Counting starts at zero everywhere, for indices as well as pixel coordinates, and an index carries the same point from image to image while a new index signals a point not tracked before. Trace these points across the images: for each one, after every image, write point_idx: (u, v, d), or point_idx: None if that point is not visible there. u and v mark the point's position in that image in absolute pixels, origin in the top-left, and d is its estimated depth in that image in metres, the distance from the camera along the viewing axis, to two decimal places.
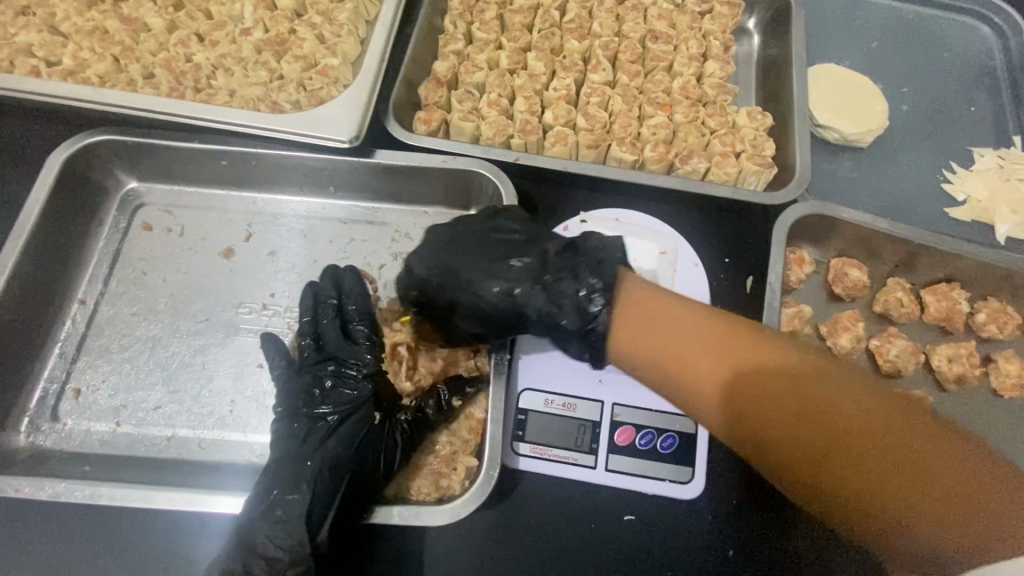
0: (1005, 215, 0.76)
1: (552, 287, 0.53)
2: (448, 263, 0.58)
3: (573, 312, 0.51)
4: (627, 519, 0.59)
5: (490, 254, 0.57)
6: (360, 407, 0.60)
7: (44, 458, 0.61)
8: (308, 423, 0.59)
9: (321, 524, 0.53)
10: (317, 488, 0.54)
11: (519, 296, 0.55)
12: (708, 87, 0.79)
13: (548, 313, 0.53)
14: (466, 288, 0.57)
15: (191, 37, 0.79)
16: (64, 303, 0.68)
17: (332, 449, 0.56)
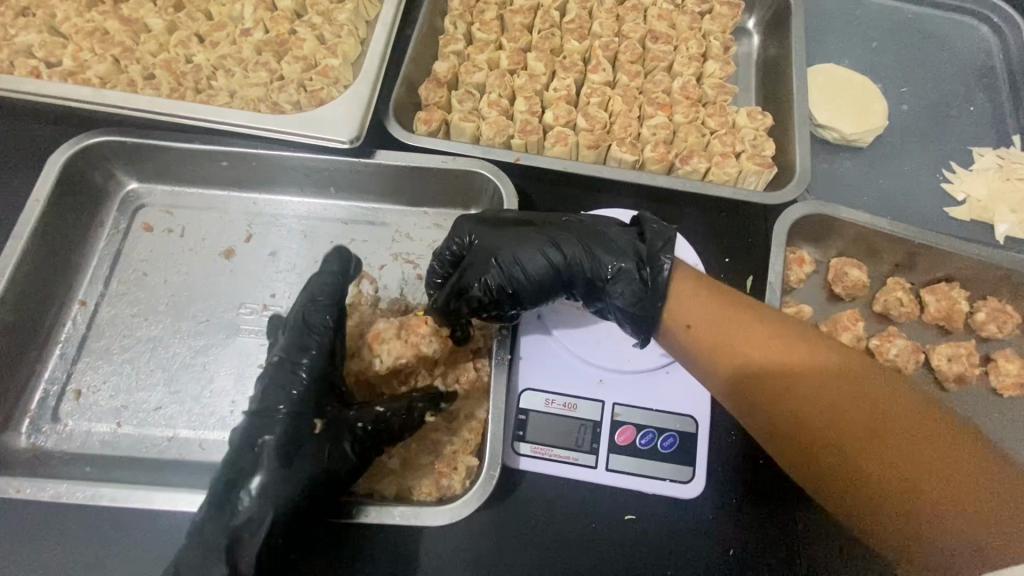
0: (1004, 214, 0.76)
1: (608, 238, 0.57)
2: (496, 227, 0.59)
3: (630, 250, 0.56)
4: (628, 519, 0.59)
5: (539, 222, 0.60)
6: (300, 415, 0.54)
7: (45, 458, 0.61)
8: (247, 428, 0.54)
9: (250, 548, 0.50)
10: (245, 506, 0.51)
11: (575, 249, 0.56)
12: (708, 88, 0.79)
13: (604, 256, 0.56)
14: (519, 240, 0.58)
15: (191, 38, 0.79)
16: (65, 304, 0.68)
17: (265, 467, 0.52)
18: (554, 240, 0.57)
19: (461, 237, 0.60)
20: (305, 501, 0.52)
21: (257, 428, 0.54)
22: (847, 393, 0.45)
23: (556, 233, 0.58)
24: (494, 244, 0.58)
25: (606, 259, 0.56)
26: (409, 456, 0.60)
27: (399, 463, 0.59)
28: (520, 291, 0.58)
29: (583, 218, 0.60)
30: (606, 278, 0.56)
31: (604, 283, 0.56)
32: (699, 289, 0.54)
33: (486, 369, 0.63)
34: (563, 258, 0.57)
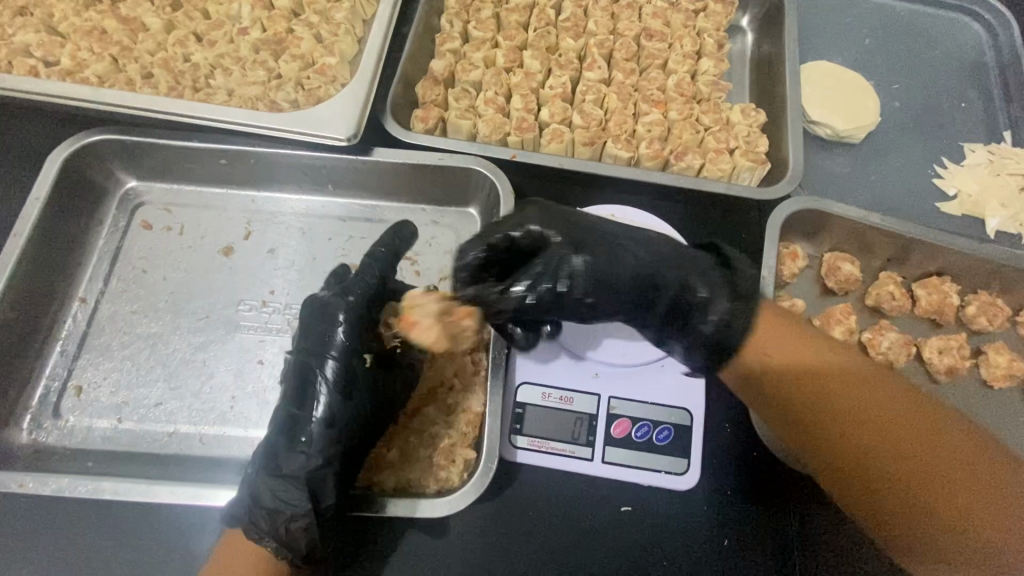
0: (994, 209, 0.77)
1: (694, 260, 0.56)
2: (575, 227, 0.56)
3: (723, 280, 0.55)
4: (624, 510, 0.60)
5: (614, 232, 0.57)
6: (355, 351, 0.59)
7: (47, 454, 0.61)
8: (301, 366, 0.57)
9: (326, 484, 0.54)
10: (315, 441, 0.54)
11: (665, 274, 0.54)
12: (702, 85, 0.80)
13: (698, 279, 0.54)
14: (613, 257, 0.55)
15: (189, 37, 0.80)
16: (65, 301, 0.69)
17: (330, 400, 0.56)
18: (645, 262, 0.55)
19: (530, 228, 0.56)
20: (359, 439, 0.57)
21: (317, 367, 0.57)
22: (911, 427, 0.45)
23: (643, 254, 0.56)
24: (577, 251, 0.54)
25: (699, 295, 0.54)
26: (408, 449, 0.60)
27: (398, 457, 0.60)
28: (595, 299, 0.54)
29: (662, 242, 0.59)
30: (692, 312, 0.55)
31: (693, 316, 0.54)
32: (777, 317, 0.53)
33: (484, 363, 0.64)
34: (650, 277, 0.55)
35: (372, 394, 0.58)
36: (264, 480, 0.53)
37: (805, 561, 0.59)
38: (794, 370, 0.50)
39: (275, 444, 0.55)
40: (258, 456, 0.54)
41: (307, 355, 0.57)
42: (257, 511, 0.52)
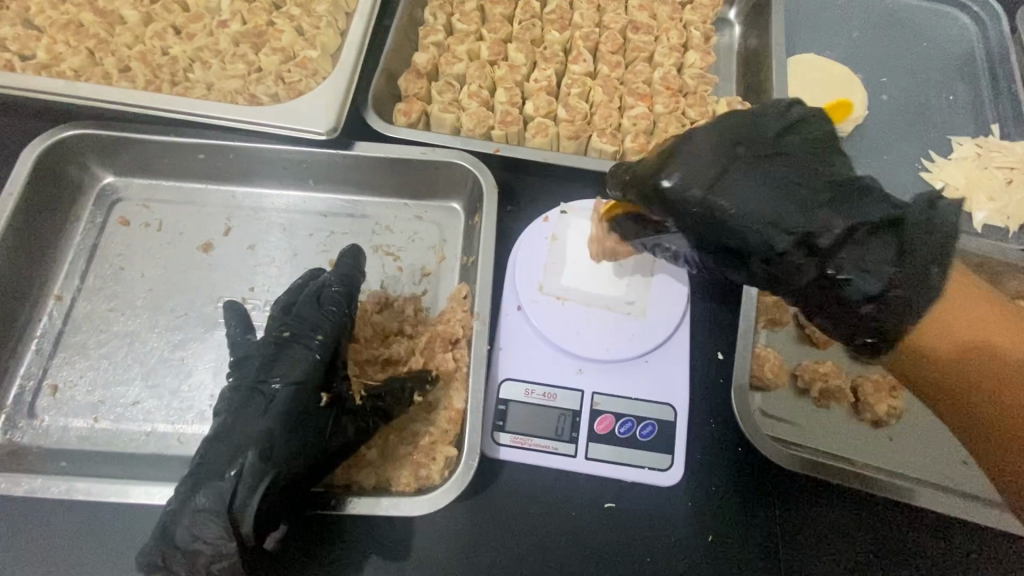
0: (982, 202, 0.76)
1: (858, 247, 0.48)
2: (732, 173, 0.49)
3: (873, 276, 0.48)
4: (608, 507, 0.59)
5: (775, 181, 0.49)
6: (307, 384, 0.56)
7: (22, 454, 0.60)
8: (247, 397, 0.56)
9: (247, 516, 0.50)
10: (246, 474, 0.51)
11: (796, 231, 0.48)
12: (688, 78, 0.79)
13: (851, 265, 0.48)
14: (747, 192, 0.49)
15: (167, 30, 0.78)
16: (40, 299, 0.67)
17: (265, 432, 0.53)
18: (785, 199, 0.48)
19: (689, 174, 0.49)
20: (298, 472, 0.52)
21: (260, 394, 0.56)
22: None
23: (770, 192, 0.48)
24: (730, 185, 0.48)
25: (854, 255, 0.48)
26: (389, 446, 0.60)
27: (379, 455, 0.59)
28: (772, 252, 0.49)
29: (805, 166, 0.50)
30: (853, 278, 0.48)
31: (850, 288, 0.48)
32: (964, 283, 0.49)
33: (466, 360, 0.63)
34: (799, 239, 0.48)
35: (315, 435, 0.54)
36: (184, 513, 0.50)
37: (788, 557, 0.58)
38: (990, 334, 0.47)
39: (201, 475, 0.52)
40: (182, 488, 0.52)
41: (256, 386, 0.56)
42: (173, 551, 0.50)
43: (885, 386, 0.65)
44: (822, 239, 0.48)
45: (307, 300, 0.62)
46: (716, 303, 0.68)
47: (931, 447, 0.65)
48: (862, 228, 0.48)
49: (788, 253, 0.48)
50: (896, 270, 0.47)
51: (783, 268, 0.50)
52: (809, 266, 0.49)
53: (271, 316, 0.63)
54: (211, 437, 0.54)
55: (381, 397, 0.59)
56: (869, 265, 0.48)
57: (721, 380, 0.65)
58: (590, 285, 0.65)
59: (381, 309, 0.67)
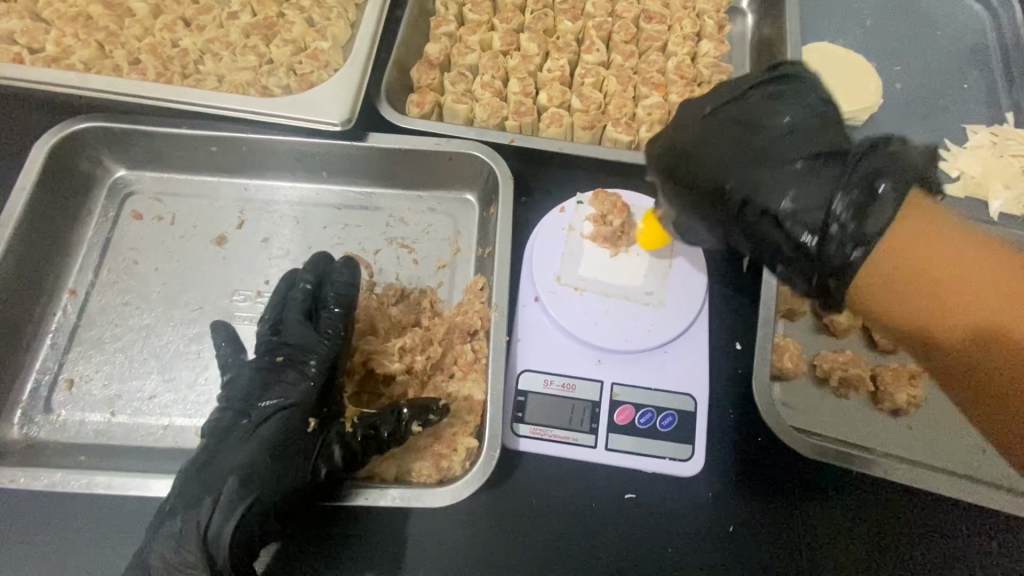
0: (998, 190, 0.76)
1: (816, 183, 0.49)
2: (703, 132, 0.56)
3: (814, 214, 0.48)
4: (628, 498, 0.59)
5: (740, 129, 0.54)
6: (296, 410, 0.57)
7: (39, 449, 0.60)
8: (232, 420, 0.56)
9: (221, 542, 0.51)
10: (222, 501, 0.51)
11: (742, 177, 0.52)
12: (702, 67, 0.78)
13: (798, 209, 0.49)
14: (714, 151, 0.54)
15: (177, 22, 0.78)
16: (55, 294, 0.67)
17: (246, 458, 0.53)
18: (744, 153, 0.53)
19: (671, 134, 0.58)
20: (281, 500, 0.52)
21: (242, 419, 0.56)
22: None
23: (730, 143, 0.54)
24: (697, 139, 0.55)
25: (789, 184, 0.50)
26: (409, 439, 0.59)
27: (400, 446, 0.59)
28: (729, 196, 0.53)
29: (764, 109, 0.55)
30: (790, 218, 0.49)
31: (784, 221, 0.49)
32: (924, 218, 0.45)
33: (484, 351, 0.63)
34: (741, 185, 0.52)
35: (299, 464, 0.54)
36: (155, 540, 0.50)
37: (810, 546, 0.58)
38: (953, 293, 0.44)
39: (178, 502, 0.52)
40: (161, 509, 0.52)
41: (243, 409, 0.57)
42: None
43: (904, 374, 0.65)
44: (765, 181, 0.51)
45: (296, 318, 0.61)
46: (734, 294, 0.68)
47: (953, 434, 0.64)
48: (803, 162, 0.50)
49: (733, 189, 0.52)
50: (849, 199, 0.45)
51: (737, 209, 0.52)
52: (750, 207, 0.52)
53: (262, 333, 0.62)
54: (193, 461, 0.54)
55: (377, 427, 0.56)
56: (803, 193, 0.49)
57: (740, 371, 0.65)
58: (607, 278, 0.65)
59: (397, 302, 0.67)
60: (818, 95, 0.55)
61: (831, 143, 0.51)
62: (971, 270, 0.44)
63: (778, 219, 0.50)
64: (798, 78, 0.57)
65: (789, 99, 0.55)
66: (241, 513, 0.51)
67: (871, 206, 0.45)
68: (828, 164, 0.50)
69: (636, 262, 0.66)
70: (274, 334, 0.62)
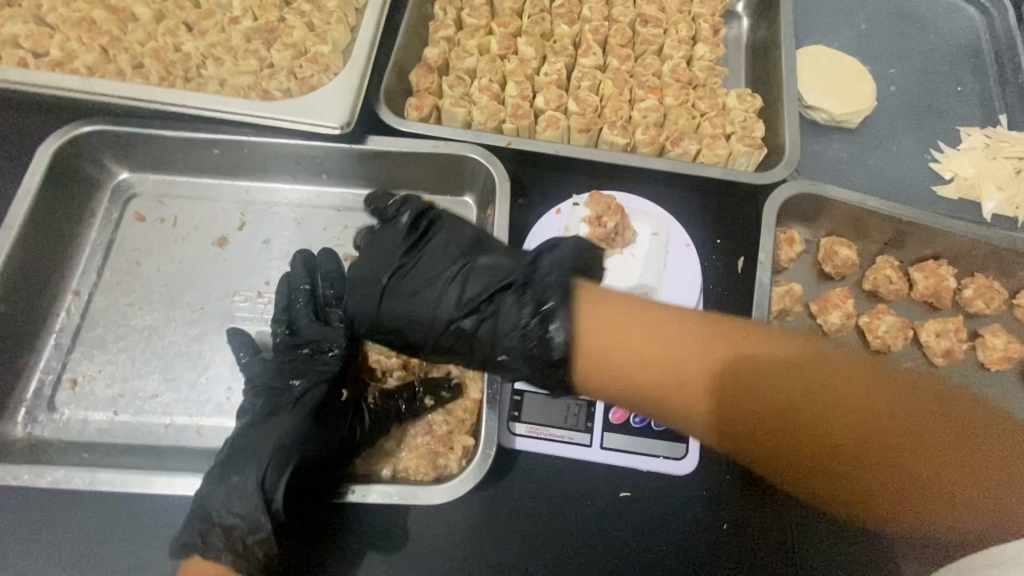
0: (991, 192, 0.76)
1: (497, 312, 0.56)
2: (359, 273, 0.60)
3: (517, 336, 0.53)
4: (623, 496, 0.60)
5: (416, 271, 0.60)
6: (333, 379, 0.60)
7: (44, 447, 0.61)
8: (277, 390, 0.60)
9: (279, 492, 0.54)
10: (279, 455, 0.55)
11: (441, 313, 0.57)
12: (698, 70, 0.79)
13: (500, 336, 0.55)
14: (399, 292, 0.59)
15: (180, 27, 0.79)
16: (58, 295, 0.68)
17: (296, 417, 0.57)
18: (423, 282, 0.59)
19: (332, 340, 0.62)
20: (328, 454, 0.57)
21: (287, 387, 0.60)
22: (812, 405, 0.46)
23: (418, 296, 0.58)
24: (387, 298, 0.59)
25: (501, 320, 0.55)
26: (406, 435, 0.61)
27: (395, 443, 0.60)
28: (437, 332, 0.57)
29: (433, 254, 0.60)
30: (489, 344, 0.56)
31: (492, 333, 0.55)
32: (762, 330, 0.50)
33: None
34: (460, 320, 0.57)
35: (338, 427, 0.58)
36: (213, 493, 0.54)
37: (803, 544, 0.59)
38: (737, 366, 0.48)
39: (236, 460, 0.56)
40: (214, 469, 0.55)
41: (281, 383, 0.60)
42: (206, 527, 0.53)
43: None
44: (466, 321, 0.57)
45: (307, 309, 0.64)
46: (727, 296, 0.69)
47: None
48: (462, 300, 0.57)
49: (432, 331, 0.57)
50: (511, 336, 0.54)
51: (445, 339, 0.57)
52: (478, 347, 0.57)
53: (275, 337, 0.64)
54: (245, 425, 0.58)
55: (395, 398, 0.62)
56: (497, 326, 0.55)
57: None
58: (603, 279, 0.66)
59: None
60: (465, 231, 0.62)
61: (482, 284, 0.57)
62: (675, 356, 0.49)
63: (515, 338, 0.53)
64: (439, 216, 0.63)
65: (445, 245, 0.61)
66: (296, 463, 0.55)
67: (568, 311, 0.51)
68: (493, 302, 0.56)
69: (631, 262, 0.67)
70: (288, 335, 0.64)
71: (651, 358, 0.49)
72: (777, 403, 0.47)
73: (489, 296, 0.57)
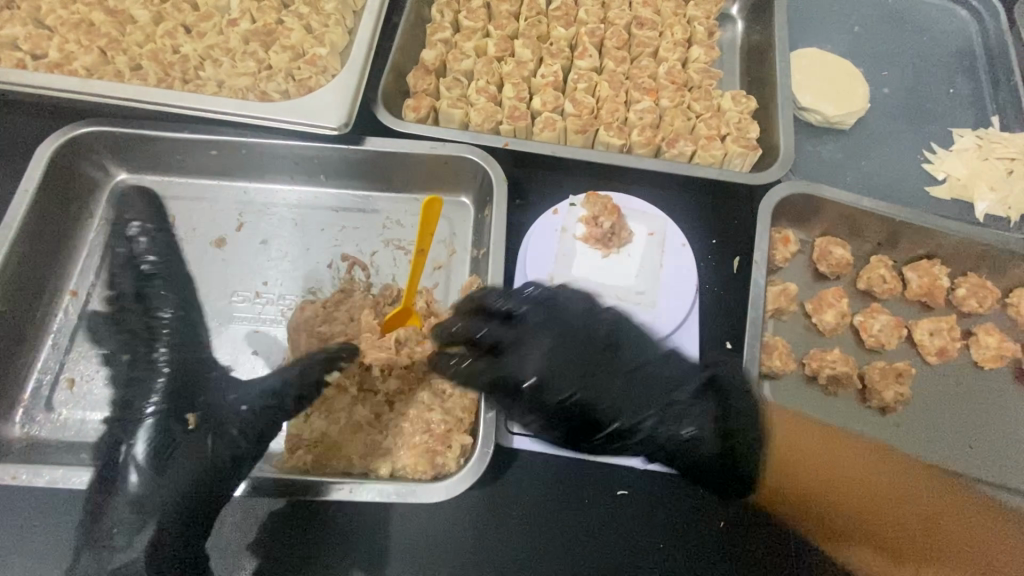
0: (984, 192, 0.77)
1: (689, 412, 0.59)
2: (551, 342, 0.59)
3: (710, 434, 0.57)
4: (620, 494, 0.61)
5: (608, 370, 0.60)
6: (168, 409, 0.58)
7: (41, 447, 0.61)
8: (115, 433, 0.58)
9: (145, 545, 0.54)
10: (125, 508, 0.54)
11: (644, 405, 0.59)
12: (693, 73, 0.80)
13: (700, 432, 0.58)
14: (597, 393, 0.58)
15: (178, 29, 0.79)
16: (56, 295, 0.68)
17: (137, 462, 0.56)
18: (630, 376, 0.59)
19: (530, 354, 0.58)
20: (184, 489, 0.55)
21: (124, 430, 0.58)
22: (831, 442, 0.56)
23: (628, 382, 0.59)
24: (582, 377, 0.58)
25: (689, 419, 0.59)
26: (404, 435, 0.60)
27: (394, 443, 0.60)
28: (605, 411, 0.58)
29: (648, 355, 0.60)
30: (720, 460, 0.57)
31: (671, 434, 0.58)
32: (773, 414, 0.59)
33: None
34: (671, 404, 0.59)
35: (185, 456, 0.56)
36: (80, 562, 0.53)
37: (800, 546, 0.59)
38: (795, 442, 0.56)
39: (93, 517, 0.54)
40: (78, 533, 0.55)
41: (119, 420, 0.58)
42: None
43: (892, 373, 0.66)
44: (677, 405, 0.59)
45: (141, 341, 0.62)
46: (724, 296, 0.69)
47: (940, 430, 0.66)
48: (670, 408, 0.58)
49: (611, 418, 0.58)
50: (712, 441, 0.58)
51: (646, 417, 0.58)
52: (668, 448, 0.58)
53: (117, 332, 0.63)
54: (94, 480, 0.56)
55: (280, 397, 0.58)
56: (702, 429, 0.58)
57: None
58: (600, 278, 0.67)
59: (393, 303, 0.68)
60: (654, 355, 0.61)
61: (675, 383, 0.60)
62: (847, 457, 0.55)
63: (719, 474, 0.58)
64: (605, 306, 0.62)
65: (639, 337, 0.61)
66: (150, 512, 0.54)
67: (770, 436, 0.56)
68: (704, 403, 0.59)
69: (628, 262, 0.67)
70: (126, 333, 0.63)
71: (822, 468, 0.54)
72: (854, 483, 0.53)
73: (696, 396, 0.60)
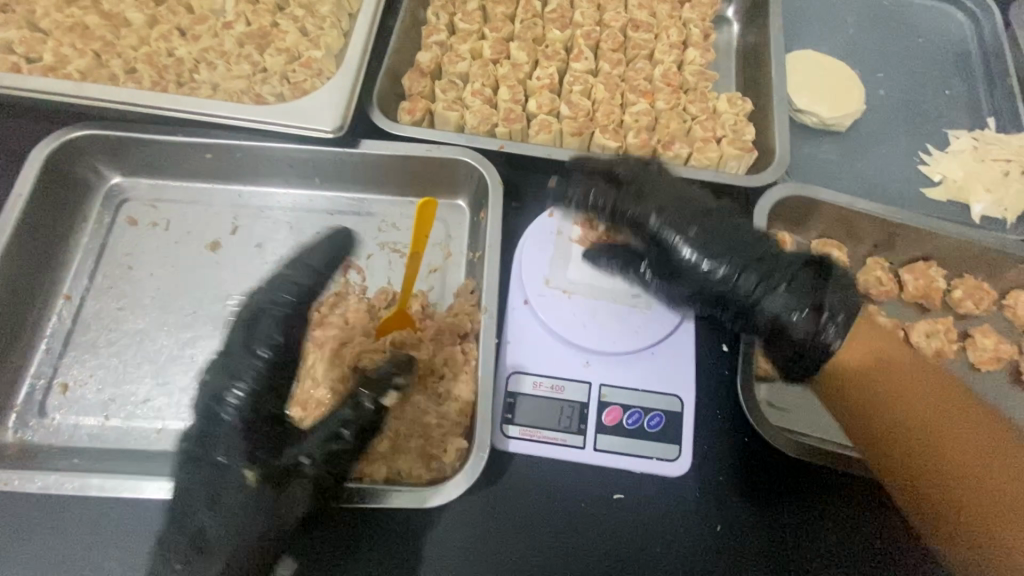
0: (980, 194, 0.77)
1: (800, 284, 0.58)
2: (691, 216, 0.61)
3: (795, 298, 0.57)
4: (616, 498, 0.60)
5: (739, 252, 0.59)
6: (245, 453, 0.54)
7: (34, 453, 0.60)
8: (190, 469, 0.54)
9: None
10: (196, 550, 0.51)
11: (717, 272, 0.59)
12: (688, 75, 0.80)
13: (766, 295, 0.57)
14: (717, 251, 0.59)
15: (173, 32, 0.79)
16: (49, 299, 0.68)
17: (210, 506, 0.52)
18: (733, 244, 0.60)
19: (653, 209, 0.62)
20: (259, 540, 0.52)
21: (199, 467, 0.54)
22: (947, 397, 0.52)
23: (723, 246, 0.60)
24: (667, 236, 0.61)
25: (774, 288, 0.57)
26: (399, 440, 0.60)
27: (388, 447, 0.60)
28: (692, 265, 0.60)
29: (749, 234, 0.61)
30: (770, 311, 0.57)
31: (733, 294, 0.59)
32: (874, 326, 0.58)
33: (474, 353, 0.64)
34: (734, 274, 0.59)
35: (262, 505, 0.52)
36: None
37: (801, 549, 0.59)
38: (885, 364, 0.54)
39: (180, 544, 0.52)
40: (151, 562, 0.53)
41: (196, 455, 0.55)
42: None
43: None
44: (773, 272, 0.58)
45: (222, 376, 0.57)
46: None
47: None
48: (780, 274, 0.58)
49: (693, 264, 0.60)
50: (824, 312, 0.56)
51: (706, 254, 0.59)
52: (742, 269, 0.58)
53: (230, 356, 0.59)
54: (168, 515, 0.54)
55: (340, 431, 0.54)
56: (783, 301, 0.57)
57: (727, 373, 0.66)
58: (595, 280, 0.67)
59: (388, 305, 0.68)
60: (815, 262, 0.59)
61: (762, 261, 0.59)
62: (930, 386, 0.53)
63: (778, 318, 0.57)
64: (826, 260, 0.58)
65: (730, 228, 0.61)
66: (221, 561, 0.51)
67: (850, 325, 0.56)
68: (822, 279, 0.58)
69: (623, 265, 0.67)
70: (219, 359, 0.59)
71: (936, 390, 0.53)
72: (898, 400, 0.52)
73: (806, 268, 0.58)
